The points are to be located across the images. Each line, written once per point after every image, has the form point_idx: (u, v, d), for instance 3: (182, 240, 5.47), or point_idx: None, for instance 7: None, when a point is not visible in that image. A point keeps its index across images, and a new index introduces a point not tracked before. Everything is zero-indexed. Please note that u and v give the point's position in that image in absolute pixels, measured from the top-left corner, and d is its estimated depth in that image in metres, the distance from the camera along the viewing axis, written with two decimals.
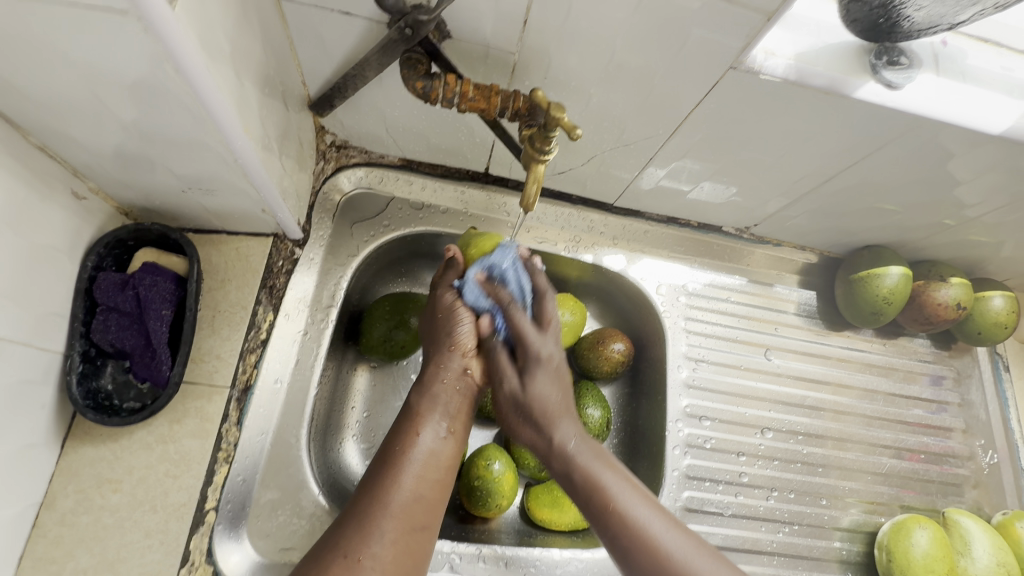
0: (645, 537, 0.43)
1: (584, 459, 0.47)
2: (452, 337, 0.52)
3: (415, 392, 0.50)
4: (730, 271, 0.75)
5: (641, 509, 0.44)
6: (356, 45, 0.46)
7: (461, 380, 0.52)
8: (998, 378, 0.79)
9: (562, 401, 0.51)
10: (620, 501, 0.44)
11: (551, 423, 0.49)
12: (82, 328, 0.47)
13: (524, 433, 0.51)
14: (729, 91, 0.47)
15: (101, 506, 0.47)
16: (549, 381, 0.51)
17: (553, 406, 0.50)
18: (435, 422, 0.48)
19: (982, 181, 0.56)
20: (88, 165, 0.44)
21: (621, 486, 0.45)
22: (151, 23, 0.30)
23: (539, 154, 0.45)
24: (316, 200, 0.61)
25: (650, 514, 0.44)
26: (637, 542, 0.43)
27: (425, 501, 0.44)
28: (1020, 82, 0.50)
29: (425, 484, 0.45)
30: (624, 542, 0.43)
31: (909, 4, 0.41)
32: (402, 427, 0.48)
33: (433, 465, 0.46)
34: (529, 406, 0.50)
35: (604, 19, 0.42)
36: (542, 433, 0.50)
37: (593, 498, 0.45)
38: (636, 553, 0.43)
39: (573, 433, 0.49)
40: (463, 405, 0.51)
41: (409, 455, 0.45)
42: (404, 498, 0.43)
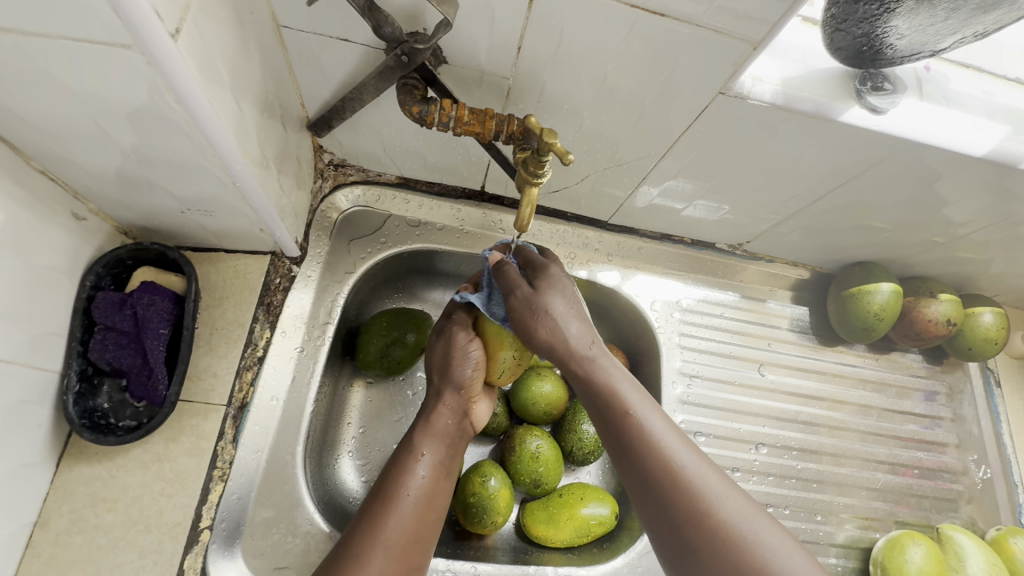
0: (653, 445, 0.40)
1: (604, 368, 0.45)
2: (459, 377, 0.51)
3: (417, 427, 0.50)
4: (724, 287, 0.75)
5: (657, 422, 0.42)
6: (355, 70, 0.47)
7: (461, 421, 0.52)
8: (990, 393, 0.80)
9: (580, 318, 0.48)
10: (636, 408, 0.42)
11: (562, 322, 0.47)
12: (80, 348, 0.48)
13: (538, 328, 0.47)
14: (719, 115, 0.49)
15: (95, 526, 0.47)
16: (568, 298, 0.48)
17: (564, 315, 0.47)
18: (435, 460, 0.48)
19: (968, 201, 0.57)
20: (88, 188, 0.45)
21: (640, 400, 0.43)
22: (153, 55, 0.31)
23: (533, 177, 0.46)
24: (314, 218, 0.61)
25: (664, 428, 0.41)
26: (644, 447, 0.40)
27: (423, 540, 0.44)
28: (1002, 105, 0.51)
29: (423, 520, 0.45)
30: (636, 445, 0.40)
31: (893, 33, 0.42)
32: (401, 461, 0.47)
33: (431, 503, 0.46)
34: (550, 283, 0.48)
35: (596, 46, 0.43)
36: (559, 334, 0.46)
37: (610, 408, 0.43)
38: (641, 459, 0.40)
39: (588, 336, 0.47)
40: (458, 443, 0.51)
41: (407, 492, 0.45)
42: (402, 537, 0.43)
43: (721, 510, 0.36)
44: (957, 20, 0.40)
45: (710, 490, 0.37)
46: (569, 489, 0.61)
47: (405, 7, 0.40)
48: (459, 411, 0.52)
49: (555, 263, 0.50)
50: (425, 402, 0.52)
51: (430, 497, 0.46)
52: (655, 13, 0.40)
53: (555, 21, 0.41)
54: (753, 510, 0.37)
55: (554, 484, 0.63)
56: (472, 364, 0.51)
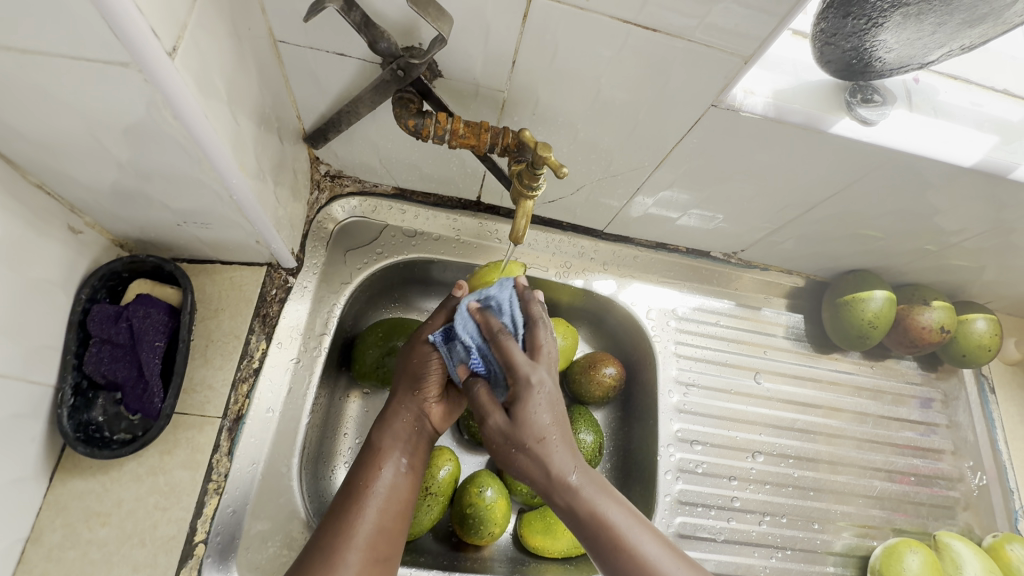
0: (653, 574, 0.39)
1: (591, 498, 0.42)
2: (418, 379, 0.51)
3: (375, 428, 0.49)
4: (719, 295, 0.76)
5: (648, 540, 0.40)
6: (351, 84, 0.47)
7: (422, 421, 0.50)
8: (985, 400, 0.81)
9: (558, 440, 0.42)
10: (625, 532, 0.41)
11: (545, 452, 0.42)
12: (75, 361, 0.47)
13: (518, 459, 0.43)
14: (711, 127, 0.49)
15: (89, 540, 0.47)
16: (546, 412, 0.42)
17: (544, 435, 0.42)
18: (397, 457, 0.48)
19: (959, 209, 0.58)
20: (85, 201, 0.45)
21: (629, 521, 0.41)
22: (150, 73, 0.32)
23: (528, 189, 0.46)
24: (310, 229, 0.62)
25: (658, 547, 0.40)
26: None
27: (389, 533, 0.44)
28: (990, 116, 0.52)
29: (388, 514, 0.45)
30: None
31: (881, 47, 0.43)
32: (364, 461, 0.47)
33: (395, 499, 0.45)
34: (523, 430, 0.42)
35: (589, 60, 0.44)
36: (541, 464, 0.42)
37: (598, 535, 0.41)
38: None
39: (572, 463, 0.42)
40: (423, 438, 0.50)
41: (371, 489, 0.45)
42: (368, 530, 0.43)
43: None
44: (942, 35, 0.41)
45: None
46: None
47: (400, 22, 0.41)
48: (418, 411, 0.50)
49: (541, 350, 0.45)
50: (385, 403, 0.52)
51: (394, 494, 0.46)
52: (647, 28, 0.40)
53: (550, 36, 0.42)
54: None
55: None
56: (432, 367, 0.51)
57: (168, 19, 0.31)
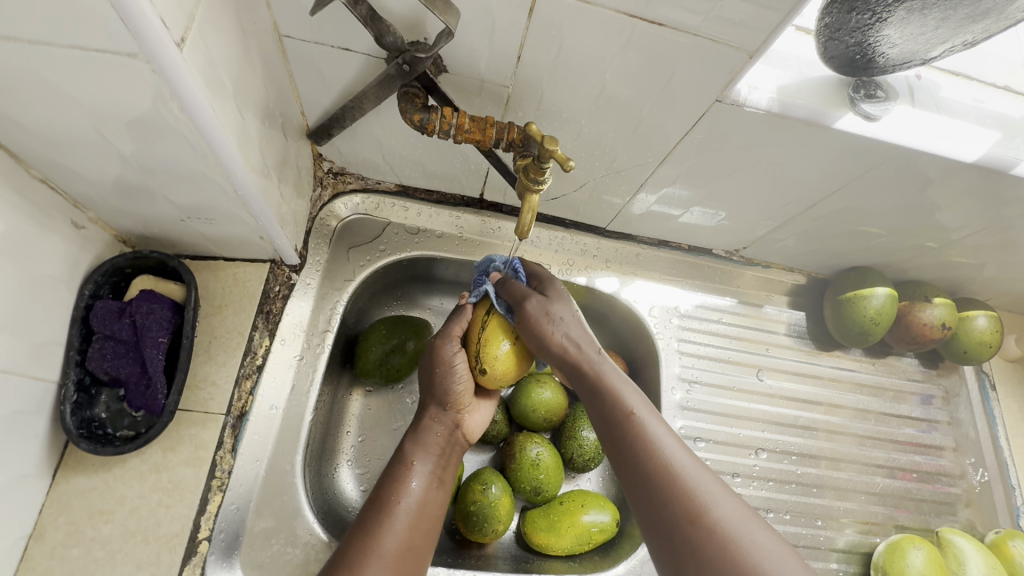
0: (652, 449, 0.39)
1: (606, 374, 0.45)
2: (445, 391, 0.52)
3: (407, 441, 0.50)
4: (722, 293, 0.76)
5: (659, 430, 0.40)
6: (355, 80, 0.47)
7: (453, 434, 0.52)
8: (986, 396, 0.81)
9: (577, 323, 0.49)
10: (637, 413, 0.41)
11: (569, 326, 0.49)
12: (78, 357, 0.47)
13: (551, 332, 0.48)
14: (715, 123, 0.49)
15: (92, 538, 0.47)
16: (568, 305, 0.50)
17: (566, 320, 0.49)
18: (428, 470, 0.48)
19: (960, 206, 0.58)
20: (88, 196, 0.45)
21: (643, 404, 0.42)
22: (158, 64, 0.32)
23: (533, 184, 0.46)
24: (313, 226, 0.61)
25: (667, 436, 0.39)
26: (647, 458, 0.38)
27: (418, 548, 0.44)
28: (992, 112, 0.52)
29: (418, 529, 0.45)
30: (633, 451, 0.39)
31: (885, 41, 0.43)
32: (395, 474, 0.47)
33: (426, 514, 0.46)
34: (550, 313, 0.49)
35: (595, 56, 0.44)
36: (569, 336, 0.47)
37: (611, 408, 0.42)
38: (646, 470, 0.38)
39: (591, 343, 0.48)
40: (452, 455, 0.51)
41: (401, 502, 0.45)
42: (397, 545, 0.43)
43: (719, 515, 0.34)
44: (946, 29, 0.41)
45: (709, 496, 0.35)
46: (570, 496, 0.61)
47: (406, 16, 0.41)
48: (450, 425, 0.52)
49: (552, 280, 0.53)
50: (415, 417, 0.53)
51: (424, 508, 0.46)
52: (654, 23, 0.40)
53: (555, 31, 0.42)
54: (747, 515, 0.35)
55: (555, 491, 0.62)
56: (456, 377, 0.51)
57: (177, 10, 0.31)
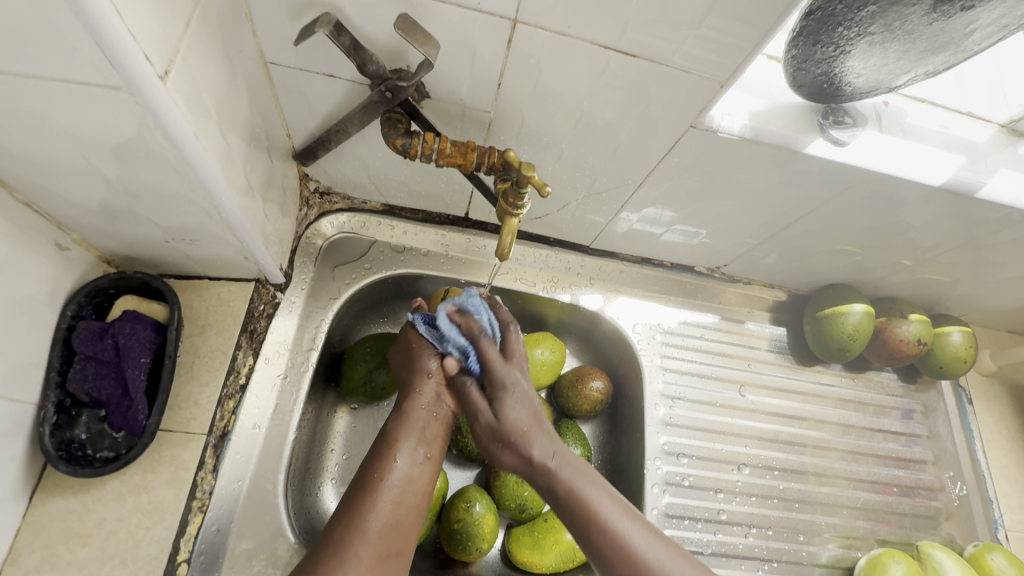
0: (625, 552, 0.44)
1: (562, 474, 0.48)
2: (427, 366, 0.53)
3: (393, 420, 0.51)
4: (704, 309, 0.77)
5: (624, 521, 0.45)
6: (340, 104, 0.48)
7: (437, 403, 0.53)
8: (963, 410, 0.82)
9: (531, 426, 0.51)
10: (602, 513, 0.46)
11: (524, 445, 0.50)
12: (58, 378, 0.47)
13: (505, 454, 0.51)
14: (691, 147, 0.51)
15: (69, 561, 0.46)
16: (523, 407, 0.52)
17: (527, 431, 0.50)
18: (412, 444, 0.49)
19: (930, 226, 0.60)
20: (72, 218, 0.45)
21: (604, 501, 0.46)
22: (142, 96, 0.32)
23: (512, 208, 0.47)
24: (299, 245, 0.62)
25: (632, 526, 0.45)
26: (620, 557, 0.44)
27: (402, 526, 0.45)
28: (957, 137, 0.54)
29: (401, 506, 0.45)
30: (607, 553, 0.44)
31: (850, 72, 0.45)
32: (379, 451, 0.48)
33: (410, 491, 0.46)
34: (505, 429, 0.51)
35: (573, 83, 0.45)
36: (522, 456, 0.50)
37: (576, 512, 0.46)
38: (606, 551, 0.44)
39: (550, 450, 0.50)
40: (440, 430, 0.52)
41: (384, 478, 0.46)
42: (380, 524, 0.44)
43: None
44: (908, 61, 0.43)
45: None
46: (555, 513, 0.61)
47: (388, 45, 0.42)
48: (435, 396, 0.53)
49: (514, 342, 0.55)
50: (400, 394, 0.53)
51: (406, 484, 0.46)
52: (628, 53, 0.42)
53: (534, 60, 0.43)
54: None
55: (540, 509, 0.63)
56: (432, 354, 0.54)
57: (160, 43, 0.32)
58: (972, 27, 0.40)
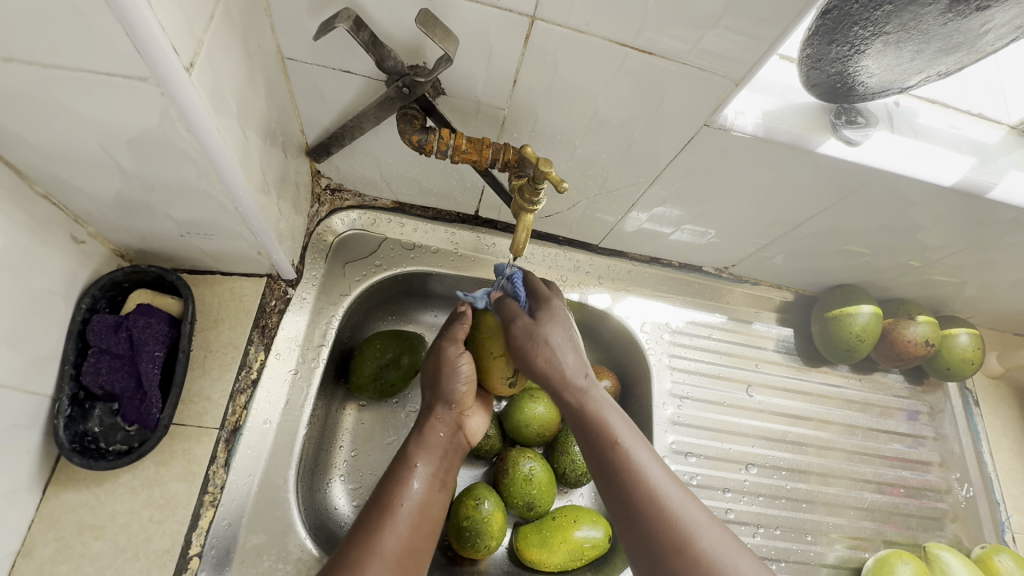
0: (636, 477, 0.42)
1: (593, 401, 0.47)
2: (451, 393, 0.53)
3: (411, 443, 0.52)
4: (712, 309, 0.77)
5: (643, 454, 0.44)
6: (355, 100, 0.49)
7: (454, 434, 0.54)
8: (969, 412, 0.82)
9: (569, 347, 0.49)
10: (621, 441, 0.45)
11: (559, 353, 0.49)
12: (72, 371, 0.47)
13: (538, 358, 0.49)
14: (704, 146, 0.51)
15: (81, 554, 0.46)
16: (564, 331, 0.50)
17: (554, 347, 0.49)
18: (429, 472, 0.50)
19: (940, 227, 0.60)
20: (89, 212, 0.46)
21: (626, 430, 0.46)
22: (169, 88, 0.33)
23: (528, 204, 0.47)
24: (310, 241, 0.62)
25: (650, 461, 0.44)
26: (631, 479, 0.42)
27: (416, 550, 0.45)
28: (967, 138, 0.55)
29: (417, 531, 0.46)
30: (619, 477, 0.43)
31: (864, 72, 0.45)
32: (397, 474, 0.49)
33: (426, 516, 0.47)
34: (538, 331, 0.49)
35: (588, 80, 0.46)
36: (553, 360, 0.48)
37: (597, 434, 0.46)
38: (617, 475, 0.43)
39: (581, 368, 0.49)
40: (452, 460, 0.53)
41: (401, 501, 0.47)
42: (397, 546, 0.44)
43: (705, 544, 0.39)
44: (921, 61, 0.43)
45: (695, 526, 0.40)
46: (563, 512, 0.61)
47: (406, 41, 0.43)
48: (452, 426, 0.54)
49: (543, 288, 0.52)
50: (419, 419, 0.54)
51: (424, 509, 0.47)
52: (644, 51, 0.42)
53: (549, 58, 0.44)
54: (731, 543, 0.40)
55: (548, 507, 0.63)
56: (460, 378, 0.53)
57: (187, 37, 0.32)
58: (986, 27, 0.40)
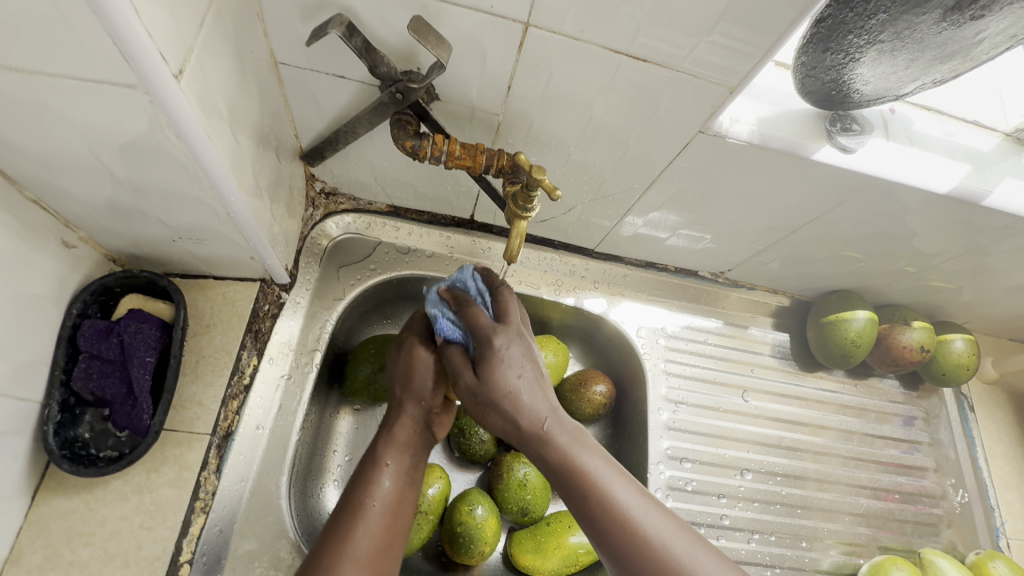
0: (622, 518, 0.39)
1: (558, 441, 0.43)
2: (423, 391, 0.52)
3: (379, 440, 0.50)
4: (707, 314, 0.77)
5: (625, 491, 0.41)
6: (349, 105, 0.48)
7: (423, 428, 0.53)
8: (965, 417, 0.82)
9: (536, 387, 0.45)
10: (599, 480, 0.41)
11: (517, 394, 0.44)
12: (63, 376, 0.47)
13: (494, 410, 0.45)
14: (699, 152, 0.51)
15: (70, 561, 0.46)
16: (522, 357, 0.45)
17: (517, 390, 0.44)
18: (399, 469, 0.49)
19: (935, 234, 0.60)
20: (80, 216, 0.45)
21: (600, 466, 0.42)
22: (157, 96, 0.32)
23: (522, 211, 0.47)
24: (304, 245, 0.62)
25: (633, 497, 0.40)
26: (618, 526, 0.39)
27: (391, 549, 0.45)
28: (962, 145, 0.55)
29: (390, 529, 0.45)
30: (604, 525, 0.40)
31: (859, 80, 0.45)
32: (366, 474, 0.47)
33: (397, 513, 0.46)
34: (490, 389, 0.44)
35: (582, 87, 0.45)
36: (510, 419, 0.44)
37: (572, 478, 0.41)
38: (603, 524, 0.40)
39: (544, 408, 0.44)
40: (422, 453, 0.52)
41: (373, 502, 0.45)
42: (369, 547, 0.43)
43: None
44: (916, 69, 0.43)
45: (692, 559, 0.38)
46: (557, 517, 0.61)
47: (399, 47, 0.42)
48: (422, 419, 0.53)
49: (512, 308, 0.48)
50: (389, 410, 0.53)
51: (397, 506, 0.46)
52: (639, 58, 0.42)
53: (544, 64, 0.44)
54: (725, 565, 0.39)
55: (542, 513, 0.62)
56: (432, 376, 0.53)
57: (176, 43, 0.32)
58: (980, 36, 0.40)
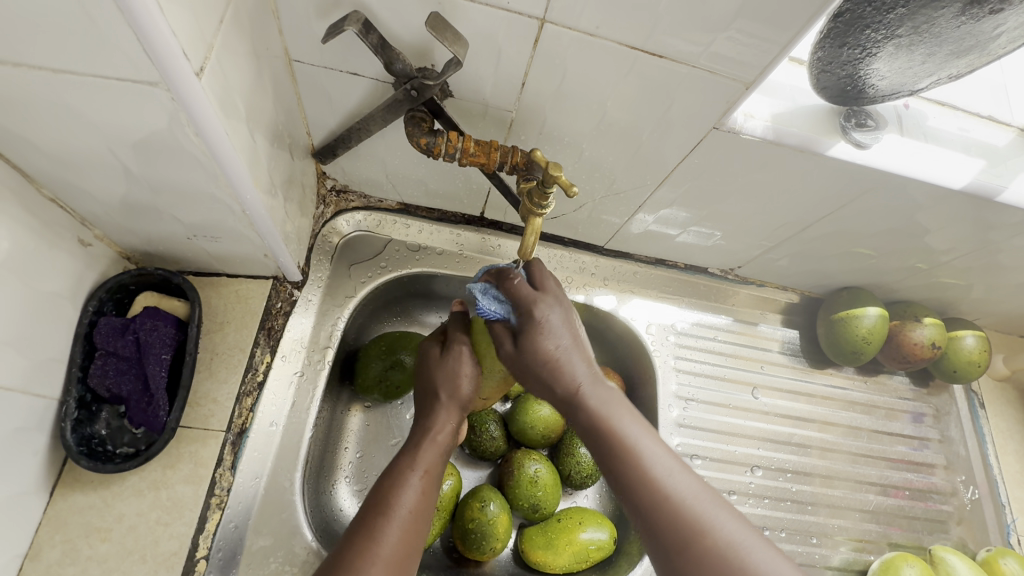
0: (643, 468, 0.40)
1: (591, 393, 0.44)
2: (458, 389, 0.51)
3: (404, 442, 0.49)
4: (717, 311, 0.77)
5: (653, 446, 0.41)
6: (362, 103, 0.48)
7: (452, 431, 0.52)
8: (975, 414, 0.82)
9: (572, 350, 0.46)
10: (628, 434, 0.42)
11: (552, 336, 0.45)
12: (80, 373, 0.47)
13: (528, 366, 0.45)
14: (712, 148, 0.51)
15: (88, 556, 0.46)
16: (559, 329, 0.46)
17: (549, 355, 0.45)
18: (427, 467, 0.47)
19: (948, 230, 0.60)
20: (96, 215, 0.46)
21: (631, 424, 0.43)
22: (178, 92, 0.33)
23: (537, 208, 0.47)
24: (315, 243, 0.62)
25: (659, 451, 0.41)
26: (638, 477, 0.39)
27: (418, 548, 0.43)
28: (977, 141, 0.54)
29: (419, 526, 0.43)
30: (625, 474, 0.40)
31: (875, 74, 0.44)
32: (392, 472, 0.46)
33: (422, 512, 0.44)
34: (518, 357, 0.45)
35: (597, 84, 0.45)
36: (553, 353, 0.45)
37: (603, 433, 0.43)
38: (626, 470, 0.40)
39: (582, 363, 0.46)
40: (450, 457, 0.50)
41: (402, 498, 0.44)
42: (396, 544, 0.41)
43: (721, 536, 0.36)
44: (932, 64, 0.43)
45: (710, 517, 0.37)
46: (568, 513, 0.61)
47: (414, 43, 0.42)
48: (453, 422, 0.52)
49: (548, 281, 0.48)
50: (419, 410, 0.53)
51: (424, 505, 0.45)
52: (655, 54, 0.42)
53: (559, 60, 0.43)
54: (747, 531, 0.37)
55: (553, 509, 0.62)
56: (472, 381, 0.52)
57: (197, 40, 0.32)
58: (998, 30, 0.40)
